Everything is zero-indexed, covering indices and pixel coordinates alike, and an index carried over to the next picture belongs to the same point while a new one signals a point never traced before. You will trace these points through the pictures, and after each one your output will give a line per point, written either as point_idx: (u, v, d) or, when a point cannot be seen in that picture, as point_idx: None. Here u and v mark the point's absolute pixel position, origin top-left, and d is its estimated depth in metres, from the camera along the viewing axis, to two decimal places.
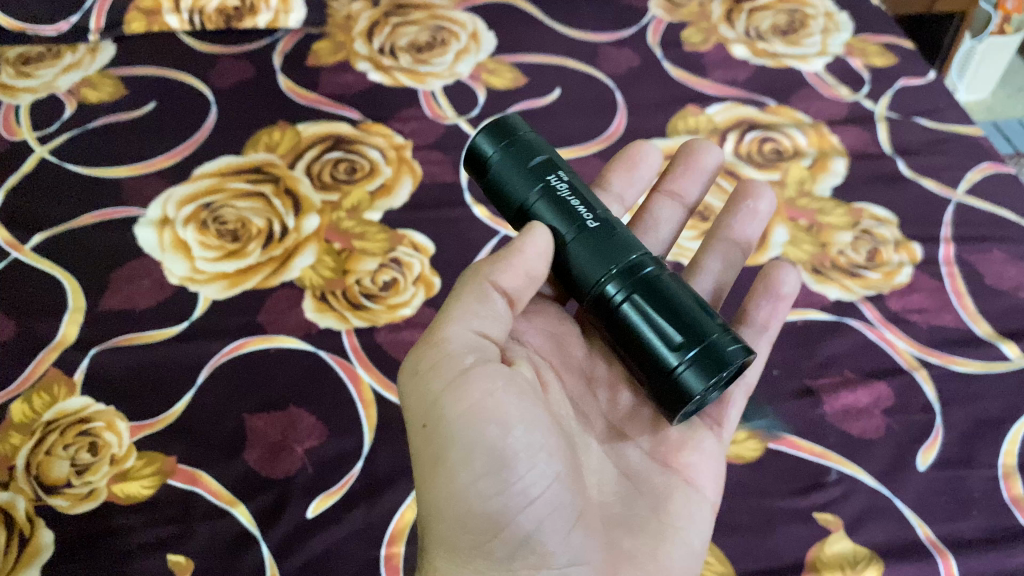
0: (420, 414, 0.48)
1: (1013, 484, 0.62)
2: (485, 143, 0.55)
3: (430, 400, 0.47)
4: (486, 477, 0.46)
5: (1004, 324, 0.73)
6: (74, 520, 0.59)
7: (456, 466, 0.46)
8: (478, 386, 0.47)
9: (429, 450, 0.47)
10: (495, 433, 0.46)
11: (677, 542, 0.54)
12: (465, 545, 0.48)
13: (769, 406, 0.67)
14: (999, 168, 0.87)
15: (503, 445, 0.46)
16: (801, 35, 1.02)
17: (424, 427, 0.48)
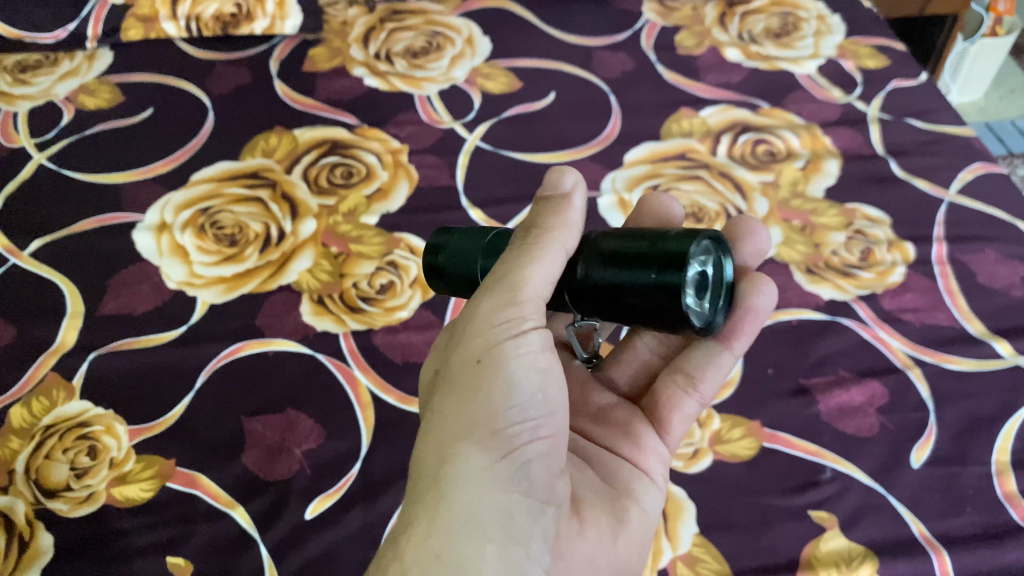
0: (475, 348, 0.47)
1: (1006, 480, 0.63)
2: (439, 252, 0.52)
3: (484, 333, 0.47)
4: (514, 411, 0.46)
5: (997, 323, 0.73)
6: (74, 523, 0.60)
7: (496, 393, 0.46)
8: (532, 344, 0.47)
9: (472, 378, 0.46)
10: (533, 380, 0.47)
11: (636, 507, 0.54)
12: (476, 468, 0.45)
13: (764, 406, 0.68)
14: (991, 168, 0.88)
15: (537, 389, 0.47)
16: (793, 38, 1.03)
17: (477, 362, 0.47)
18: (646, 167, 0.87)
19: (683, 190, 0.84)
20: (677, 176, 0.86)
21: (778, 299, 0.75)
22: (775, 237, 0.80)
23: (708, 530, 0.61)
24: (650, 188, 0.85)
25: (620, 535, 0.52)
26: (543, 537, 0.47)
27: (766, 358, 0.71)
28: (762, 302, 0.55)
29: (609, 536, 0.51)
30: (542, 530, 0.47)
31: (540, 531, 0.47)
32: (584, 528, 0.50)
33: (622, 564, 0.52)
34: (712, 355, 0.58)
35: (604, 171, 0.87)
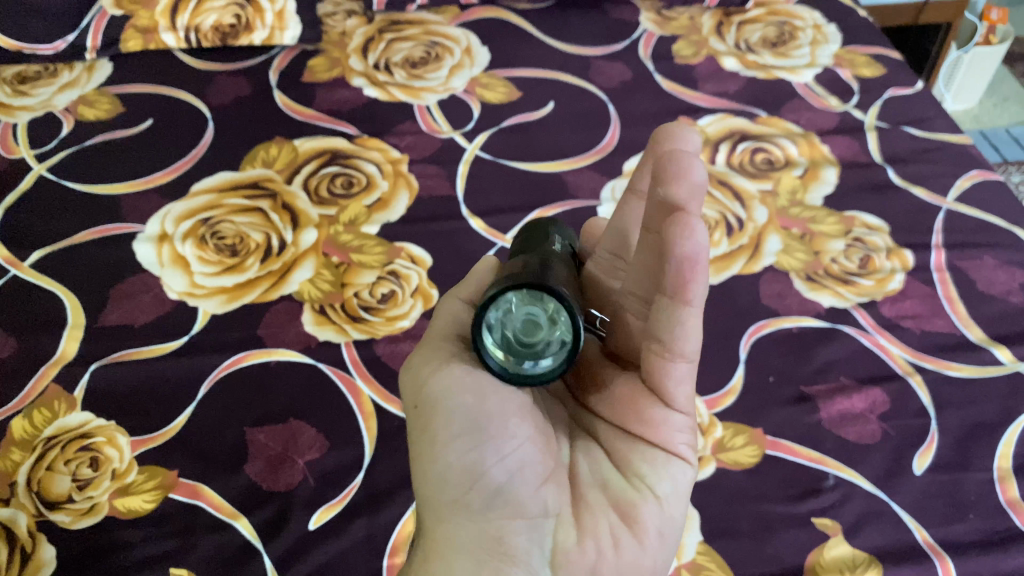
0: (412, 392, 0.50)
1: (1008, 487, 0.63)
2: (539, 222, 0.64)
3: (419, 381, 0.49)
4: (464, 440, 0.48)
5: (997, 329, 0.74)
6: (76, 535, 0.59)
7: (435, 435, 0.48)
8: (457, 370, 0.48)
9: (418, 424, 0.50)
10: (470, 401, 0.47)
11: (649, 500, 0.50)
12: (446, 501, 0.49)
13: (766, 413, 0.68)
14: (987, 176, 0.88)
15: (476, 415, 0.47)
16: (790, 47, 1.04)
17: (415, 407, 0.50)
18: None
19: None
20: None
21: (779, 306, 0.75)
22: (775, 245, 0.80)
23: (712, 539, 0.61)
24: None
25: (630, 531, 0.49)
26: (539, 545, 0.48)
27: (767, 365, 0.71)
28: (691, 247, 0.41)
29: (616, 536, 0.49)
30: (534, 538, 0.48)
31: (535, 540, 0.48)
32: (585, 536, 0.49)
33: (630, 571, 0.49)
34: (671, 313, 0.43)
35: (604, 179, 0.88)
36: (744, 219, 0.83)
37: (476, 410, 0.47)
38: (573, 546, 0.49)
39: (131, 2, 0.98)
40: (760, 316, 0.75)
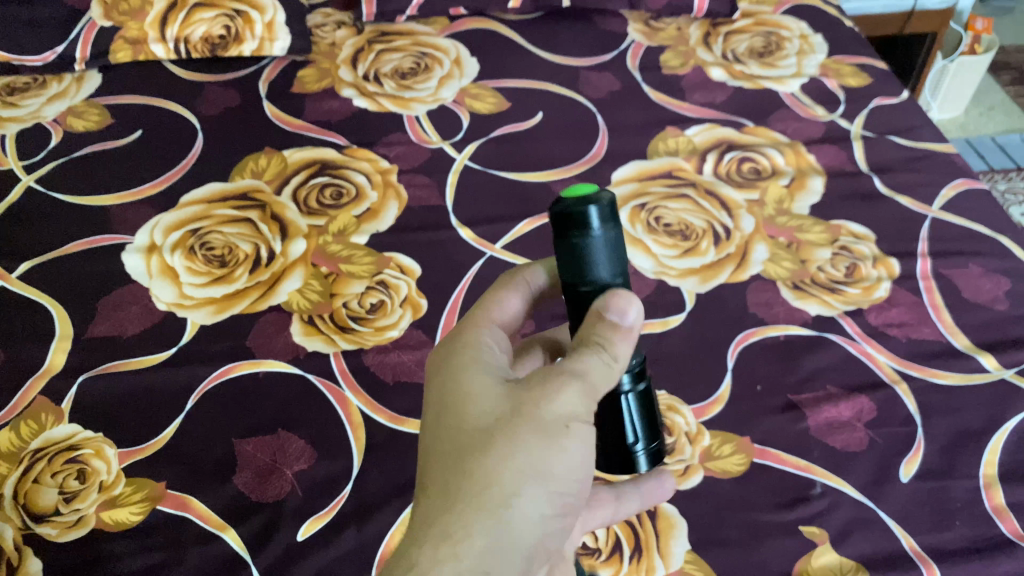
0: (563, 410, 0.41)
1: (994, 494, 0.63)
2: (602, 205, 0.41)
3: (571, 408, 0.42)
4: (559, 493, 0.42)
5: (982, 337, 0.74)
6: (62, 548, 0.59)
7: (544, 450, 0.41)
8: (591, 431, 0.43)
9: (538, 439, 0.41)
10: (584, 464, 0.43)
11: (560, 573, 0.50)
12: (509, 530, 0.40)
13: (753, 421, 0.68)
14: (972, 184, 0.89)
15: (581, 469, 0.42)
16: (777, 57, 1.05)
17: (563, 429, 0.41)
18: (633, 185, 0.88)
19: (670, 209, 0.85)
20: (663, 194, 0.86)
21: (766, 315, 0.76)
22: (761, 254, 0.81)
23: (700, 548, 0.60)
24: (637, 206, 0.85)
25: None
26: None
27: (755, 374, 0.71)
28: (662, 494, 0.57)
29: None
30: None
31: None
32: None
33: None
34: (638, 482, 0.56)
35: None
36: (731, 229, 0.83)
37: (585, 463, 0.42)
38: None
39: (121, 13, 0.98)
40: (747, 325, 0.75)
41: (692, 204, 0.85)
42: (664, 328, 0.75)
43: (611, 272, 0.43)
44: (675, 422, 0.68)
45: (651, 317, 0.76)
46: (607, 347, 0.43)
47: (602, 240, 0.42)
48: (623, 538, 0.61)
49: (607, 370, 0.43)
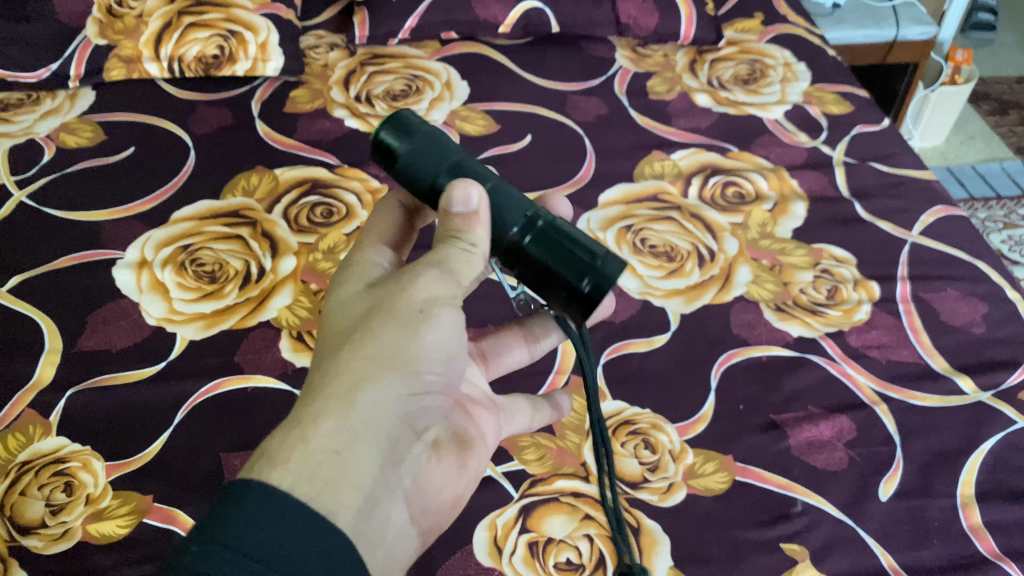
0: (416, 299, 0.51)
1: (970, 513, 0.64)
2: (389, 133, 0.54)
3: (422, 294, 0.51)
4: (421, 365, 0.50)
5: (960, 359, 0.76)
6: (48, 560, 0.58)
7: (405, 338, 0.50)
8: (442, 316, 0.51)
9: (405, 323, 0.50)
10: (441, 341, 0.51)
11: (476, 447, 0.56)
12: (375, 409, 0.47)
13: (736, 440, 0.69)
14: (950, 211, 0.91)
15: (439, 343, 0.51)
16: (761, 84, 1.07)
17: (421, 312, 0.51)
18: (619, 207, 0.90)
19: (656, 231, 0.86)
20: (649, 217, 0.88)
21: (748, 335, 0.77)
22: (745, 276, 0.83)
23: (683, 564, 0.61)
24: (623, 228, 0.86)
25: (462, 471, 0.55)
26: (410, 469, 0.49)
27: (737, 393, 0.72)
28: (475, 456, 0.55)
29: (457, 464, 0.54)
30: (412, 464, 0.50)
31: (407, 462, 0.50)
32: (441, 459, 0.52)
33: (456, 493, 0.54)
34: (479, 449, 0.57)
35: (579, 211, 0.89)
36: (715, 251, 0.85)
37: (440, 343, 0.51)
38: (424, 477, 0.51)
39: (115, 32, 1.00)
40: (730, 346, 0.76)
41: (678, 227, 0.87)
42: (649, 347, 0.76)
43: (435, 169, 0.53)
44: (659, 440, 0.68)
45: (636, 336, 0.77)
46: (461, 235, 0.51)
47: (409, 152, 0.54)
48: (607, 555, 0.61)
49: (462, 257, 0.52)
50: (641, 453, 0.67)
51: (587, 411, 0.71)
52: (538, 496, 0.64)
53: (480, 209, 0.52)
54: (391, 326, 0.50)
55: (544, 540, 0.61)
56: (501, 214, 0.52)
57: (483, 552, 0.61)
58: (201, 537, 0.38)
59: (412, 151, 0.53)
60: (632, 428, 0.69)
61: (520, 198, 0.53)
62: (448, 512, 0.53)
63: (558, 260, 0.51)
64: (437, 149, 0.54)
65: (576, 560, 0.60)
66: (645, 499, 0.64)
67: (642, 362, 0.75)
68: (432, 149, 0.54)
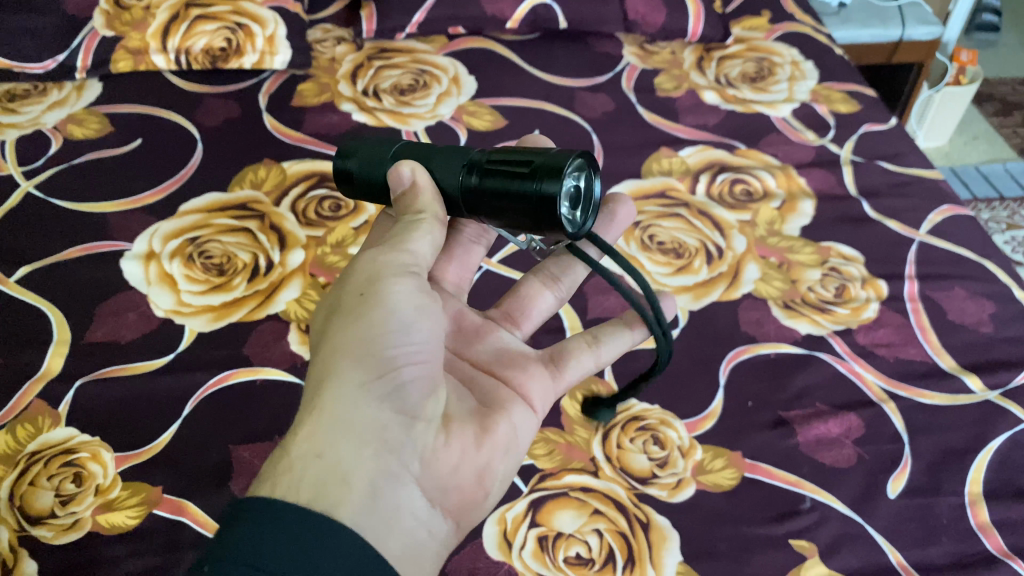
0: (364, 283, 0.51)
1: (979, 511, 0.64)
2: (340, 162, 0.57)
3: (374, 272, 0.52)
4: (392, 338, 0.50)
5: (967, 358, 0.76)
6: (58, 550, 0.58)
7: (365, 323, 0.50)
8: (402, 288, 0.51)
9: (360, 310, 0.51)
10: (409, 311, 0.51)
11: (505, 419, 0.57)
12: (342, 401, 0.48)
13: (745, 437, 0.69)
14: (958, 210, 0.91)
15: (407, 314, 0.51)
16: (768, 83, 1.07)
17: (364, 295, 0.51)
18: None
19: (664, 227, 0.87)
20: (657, 213, 0.88)
21: (756, 333, 0.77)
22: (752, 274, 0.83)
23: (692, 559, 0.61)
24: (631, 224, 0.87)
25: (482, 447, 0.55)
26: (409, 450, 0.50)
27: (746, 390, 0.72)
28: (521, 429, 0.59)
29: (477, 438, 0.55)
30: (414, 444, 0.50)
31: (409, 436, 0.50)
32: (451, 439, 0.53)
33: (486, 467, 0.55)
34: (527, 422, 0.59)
35: None
36: (723, 248, 0.85)
37: (409, 315, 0.51)
38: (433, 454, 0.51)
39: (123, 24, 0.99)
40: (738, 342, 0.76)
41: (686, 224, 0.87)
42: None
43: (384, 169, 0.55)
44: (669, 437, 0.68)
45: None
46: (411, 213, 0.52)
47: (355, 167, 0.56)
48: (616, 549, 0.61)
49: (413, 228, 0.52)
50: (650, 449, 0.68)
51: (596, 406, 0.71)
52: (547, 491, 0.64)
53: (418, 177, 0.52)
54: (350, 318, 0.51)
55: (554, 534, 0.61)
56: (448, 175, 0.53)
57: (492, 545, 0.61)
58: (209, 558, 0.39)
59: (359, 165, 0.56)
60: (641, 424, 0.69)
61: (459, 155, 0.53)
62: (471, 489, 0.53)
63: (506, 182, 0.49)
64: (377, 155, 0.56)
65: (585, 554, 0.60)
66: (654, 495, 0.65)
67: (650, 358, 0.75)
68: (378, 156, 0.56)
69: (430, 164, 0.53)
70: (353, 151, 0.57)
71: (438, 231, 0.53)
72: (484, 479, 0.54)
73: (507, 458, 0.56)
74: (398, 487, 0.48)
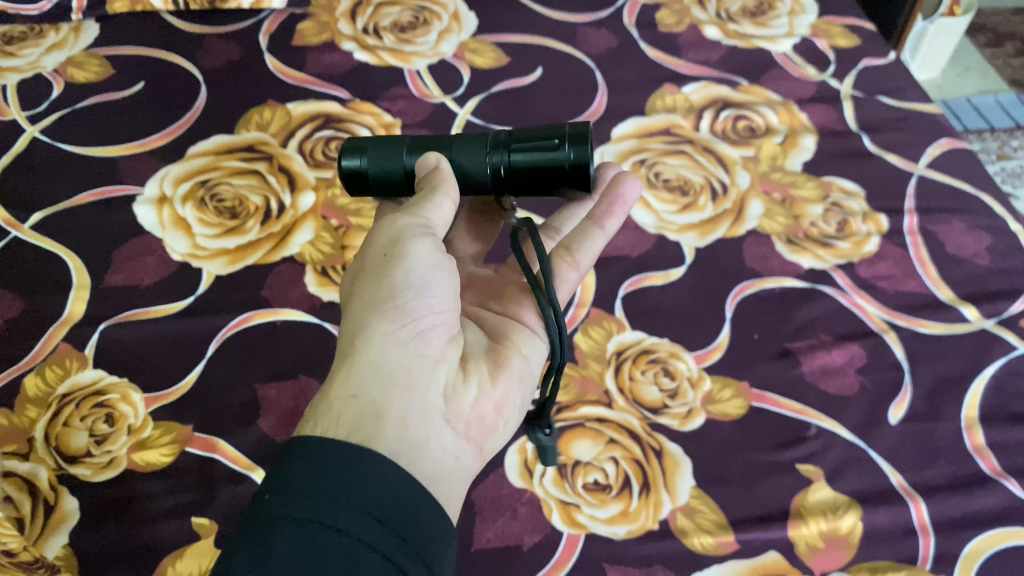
0: (385, 243, 0.53)
1: (975, 434, 0.67)
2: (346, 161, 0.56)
3: (394, 235, 0.53)
4: (414, 294, 0.52)
5: (965, 289, 0.78)
6: (96, 487, 0.60)
7: (389, 283, 0.52)
8: (424, 247, 0.52)
9: (383, 269, 0.52)
10: (427, 269, 0.53)
11: (518, 353, 0.59)
12: (372, 353, 0.50)
13: (752, 367, 0.71)
14: (956, 144, 0.93)
15: (426, 272, 0.52)
16: (769, 17, 1.07)
17: (385, 255, 0.52)
18: (632, 142, 0.91)
19: (669, 164, 0.88)
20: (662, 151, 0.89)
21: (762, 268, 0.79)
22: (756, 210, 0.84)
23: (705, 485, 0.64)
24: (637, 162, 0.88)
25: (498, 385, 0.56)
26: (434, 390, 0.51)
27: (751, 323, 0.75)
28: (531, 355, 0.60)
29: (494, 379, 0.56)
30: (439, 384, 0.52)
31: (435, 380, 0.52)
32: (470, 380, 0.55)
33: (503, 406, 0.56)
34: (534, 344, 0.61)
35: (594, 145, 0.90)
36: (727, 185, 0.86)
37: (429, 271, 0.53)
38: (455, 393, 0.53)
39: None
40: (744, 278, 0.79)
41: (690, 161, 0.88)
42: (665, 280, 0.78)
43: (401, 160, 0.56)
44: (678, 368, 0.71)
45: (652, 270, 0.79)
46: (436, 187, 0.52)
47: (368, 161, 0.56)
48: (632, 475, 0.64)
49: (431, 197, 0.52)
50: (661, 380, 0.70)
51: (608, 341, 0.73)
52: (564, 422, 0.67)
53: (443, 162, 0.54)
54: (376, 277, 0.52)
55: (572, 462, 0.64)
56: (472, 155, 0.55)
57: (514, 474, 0.64)
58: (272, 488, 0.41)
59: (374, 157, 0.56)
60: (652, 356, 0.72)
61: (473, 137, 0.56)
62: (491, 422, 0.55)
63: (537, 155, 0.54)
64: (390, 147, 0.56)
65: (603, 481, 0.63)
66: (666, 424, 0.67)
67: (659, 294, 0.77)
68: (391, 148, 0.56)
69: (455, 152, 0.56)
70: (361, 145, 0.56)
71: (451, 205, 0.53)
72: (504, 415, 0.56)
73: (522, 388, 0.58)
74: (431, 422, 0.50)
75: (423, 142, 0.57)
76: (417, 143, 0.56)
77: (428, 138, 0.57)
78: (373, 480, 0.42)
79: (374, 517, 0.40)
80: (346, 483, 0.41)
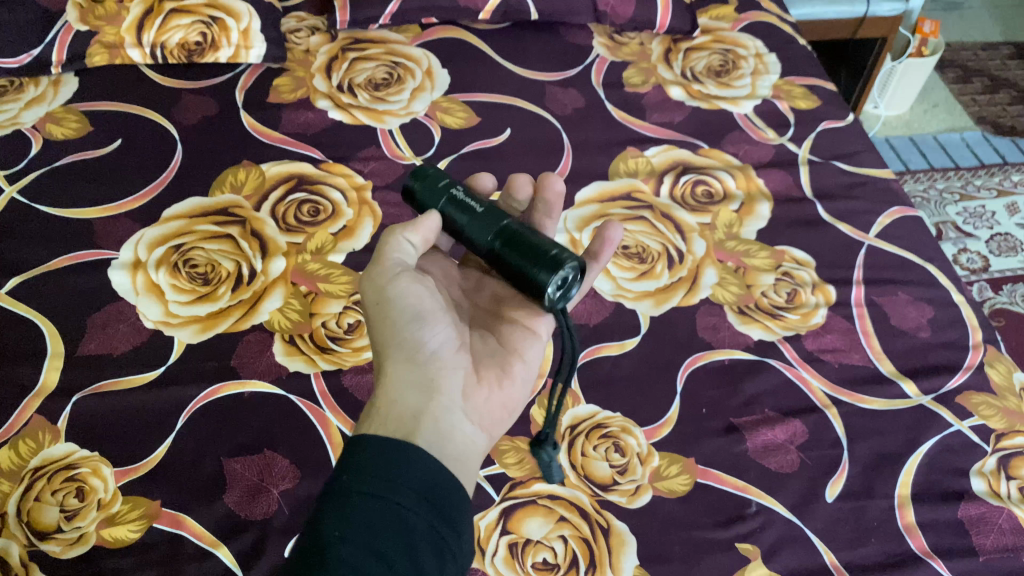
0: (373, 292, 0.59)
1: (906, 512, 0.71)
2: (410, 181, 0.66)
3: (375, 285, 0.59)
4: (413, 322, 0.58)
5: (906, 363, 0.82)
6: (65, 563, 0.63)
7: (391, 320, 0.59)
8: (405, 280, 0.59)
9: (381, 313, 0.59)
10: (415, 296, 0.59)
11: (520, 360, 0.64)
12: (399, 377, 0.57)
13: (698, 443, 0.75)
14: (906, 211, 0.97)
15: (414, 299, 0.59)
16: (733, 77, 1.10)
17: (376, 304, 0.59)
18: (594, 207, 0.93)
19: (628, 231, 0.91)
20: (623, 216, 0.92)
21: (712, 339, 0.83)
22: (711, 278, 0.88)
23: (647, 563, 0.67)
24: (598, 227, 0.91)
25: (508, 381, 0.62)
26: (457, 391, 0.59)
27: (700, 398, 0.78)
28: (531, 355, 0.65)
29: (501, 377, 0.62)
30: (458, 386, 0.59)
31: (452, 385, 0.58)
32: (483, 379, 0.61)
33: (512, 403, 0.63)
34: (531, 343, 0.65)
35: None
36: (684, 252, 0.90)
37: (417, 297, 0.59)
38: (473, 392, 0.60)
39: (95, 18, 1.00)
40: (694, 349, 0.82)
41: (649, 228, 0.91)
42: (620, 350, 0.82)
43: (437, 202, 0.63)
44: (628, 444, 0.74)
45: (608, 340, 0.83)
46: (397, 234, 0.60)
47: (422, 191, 0.64)
48: (580, 554, 0.67)
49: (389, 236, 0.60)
50: (612, 456, 0.73)
51: (563, 415, 0.76)
52: (518, 499, 0.70)
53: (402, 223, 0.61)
54: (379, 319, 0.59)
55: (523, 541, 0.68)
56: (481, 231, 0.60)
57: None
58: (344, 469, 0.49)
59: (421, 188, 0.64)
60: (604, 431, 0.75)
61: (497, 213, 0.61)
62: (501, 413, 0.62)
63: (523, 254, 0.57)
64: (440, 189, 0.64)
65: (551, 560, 0.67)
66: (615, 501, 0.71)
67: (612, 367, 0.80)
68: (444, 186, 0.64)
69: (468, 221, 0.61)
70: (428, 174, 0.65)
71: (433, 220, 0.61)
72: (513, 406, 0.63)
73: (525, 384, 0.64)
74: (455, 418, 0.57)
75: (458, 196, 0.63)
76: (458, 192, 0.63)
77: (465, 193, 0.63)
78: (424, 468, 0.50)
79: (423, 497, 0.49)
80: (407, 470, 0.49)
